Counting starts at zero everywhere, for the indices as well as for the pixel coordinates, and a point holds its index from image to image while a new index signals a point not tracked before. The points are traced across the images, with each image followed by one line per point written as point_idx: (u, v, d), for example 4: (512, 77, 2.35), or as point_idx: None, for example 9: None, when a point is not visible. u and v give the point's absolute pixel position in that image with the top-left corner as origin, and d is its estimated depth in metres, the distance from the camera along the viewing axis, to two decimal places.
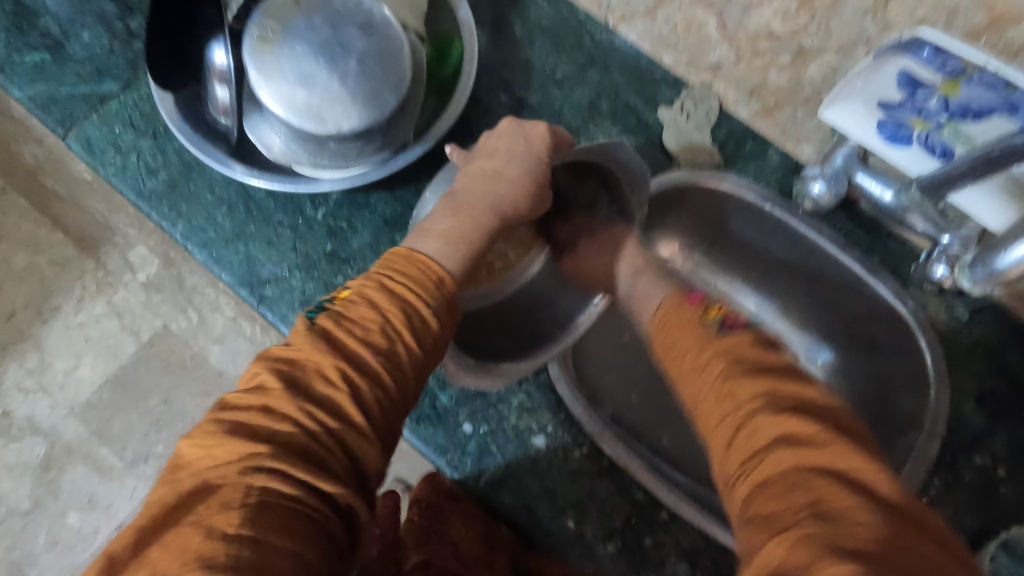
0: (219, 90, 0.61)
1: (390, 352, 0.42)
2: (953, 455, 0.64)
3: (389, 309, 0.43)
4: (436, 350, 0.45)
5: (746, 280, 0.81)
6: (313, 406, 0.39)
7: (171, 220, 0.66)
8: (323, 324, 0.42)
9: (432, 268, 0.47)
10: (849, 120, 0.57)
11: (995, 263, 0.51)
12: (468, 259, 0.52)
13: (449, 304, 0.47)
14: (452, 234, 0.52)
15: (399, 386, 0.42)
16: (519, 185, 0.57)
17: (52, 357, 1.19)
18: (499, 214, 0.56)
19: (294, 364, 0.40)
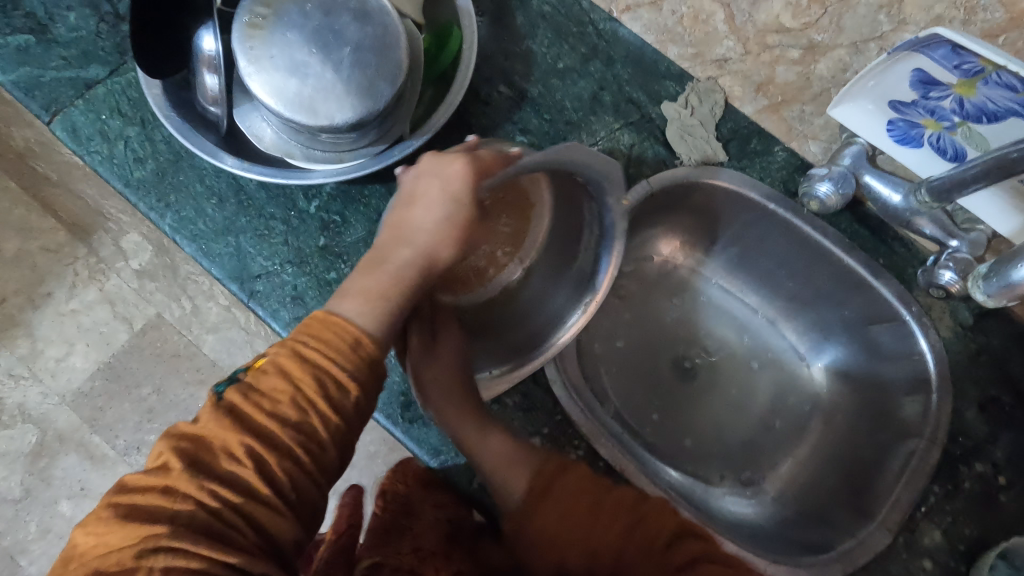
0: (208, 78, 0.58)
1: (299, 425, 0.40)
2: (953, 462, 0.63)
3: (300, 377, 0.41)
4: (361, 416, 0.43)
5: (747, 279, 0.80)
6: (216, 490, 0.37)
7: (159, 211, 0.64)
8: (231, 400, 0.40)
9: (347, 330, 0.44)
10: (857, 119, 0.59)
11: (1012, 275, 0.52)
12: (387, 317, 0.46)
13: (370, 366, 0.44)
14: (374, 290, 0.48)
15: (313, 461, 0.40)
16: (444, 225, 0.51)
17: (43, 344, 1.17)
18: (425, 259, 0.51)
19: (197, 442, 0.39)
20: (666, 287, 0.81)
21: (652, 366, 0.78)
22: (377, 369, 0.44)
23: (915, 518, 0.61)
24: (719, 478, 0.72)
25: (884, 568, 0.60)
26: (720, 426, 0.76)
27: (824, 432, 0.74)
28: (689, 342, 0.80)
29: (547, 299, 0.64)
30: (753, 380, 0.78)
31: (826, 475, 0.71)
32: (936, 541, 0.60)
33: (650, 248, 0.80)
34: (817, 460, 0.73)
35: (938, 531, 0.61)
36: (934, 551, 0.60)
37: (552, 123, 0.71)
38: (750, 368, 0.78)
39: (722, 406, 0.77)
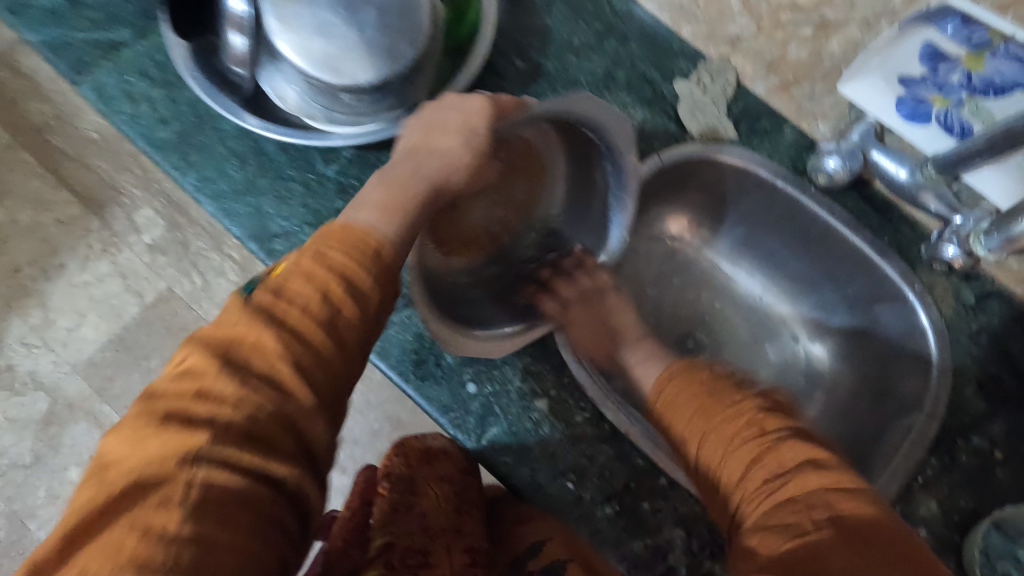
0: (233, 38, 0.57)
1: (313, 338, 0.39)
2: (950, 437, 0.64)
3: (326, 266, 0.41)
4: (380, 316, 0.43)
5: (754, 260, 0.81)
6: (239, 396, 0.36)
7: (182, 170, 0.66)
8: (251, 300, 0.39)
9: (370, 236, 0.44)
10: (868, 94, 0.58)
11: (1010, 230, 0.52)
12: (409, 226, 0.48)
13: (388, 271, 0.44)
14: (387, 201, 0.49)
15: (343, 362, 0.41)
16: (466, 150, 0.54)
17: (55, 314, 1.19)
18: (430, 181, 0.53)
19: (224, 345, 0.38)
20: (674, 267, 0.83)
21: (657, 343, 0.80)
22: (394, 274, 0.44)
23: (911, 488, 0.63)
24: None
25: None
26: None
27: (825, 408, 0.76)
28: (695, 319, 0.81)
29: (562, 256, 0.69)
30: (756, 358, 0.79)
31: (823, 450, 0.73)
32: (931, 511, 0.62)
33: (659, 227, 0.82)
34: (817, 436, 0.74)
35: (933, 503, 0.62)
36: (930, 521, 0.62)
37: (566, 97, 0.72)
38: (754, 346, 0.80)
39: None
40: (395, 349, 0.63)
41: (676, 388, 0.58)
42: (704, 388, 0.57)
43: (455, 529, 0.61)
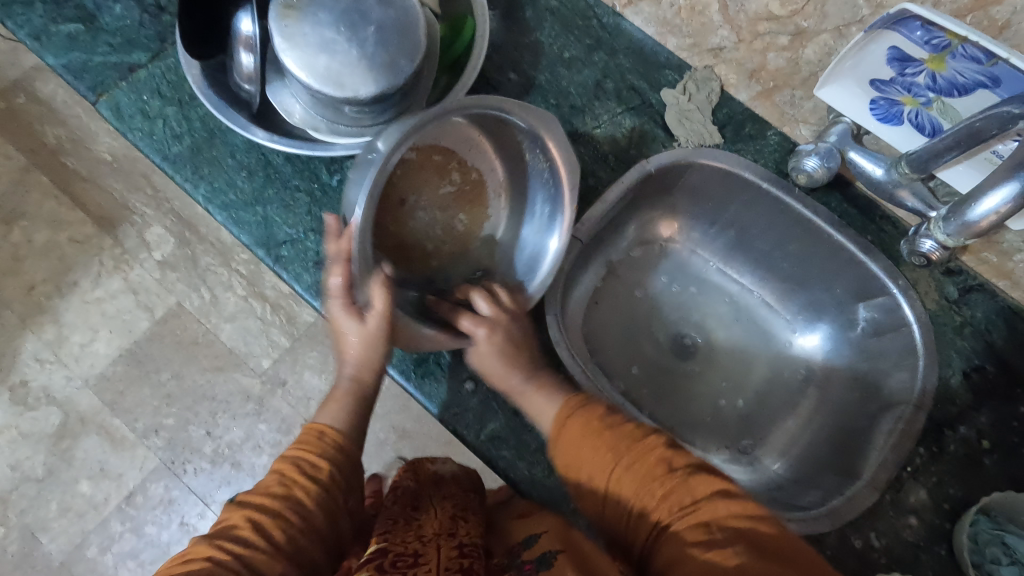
0: (243, 56, 0.63)
1: (294, 486, 0.47)
2: (938, 427, 0.66)
3: (301, 456, 0.50)
4: (347, 492, 0.50)
5: (744, 262, 0.83)
6: (248, 516, 0.44)
7: (194, 182, 0.69)
8: (239, 495, 0.47)
9: (321, 428, 0.53)
10: (843, 99, 0.63)
11: (966, 216, 0.55)
12: (354, 411, 0.57)
13: (348, 458, 0.52)
14: (335, 401, 0.57)
15: (308, 535, 0.46)
16: (362, 339, 0.58)
17: (68, 331, 1.22)
18: (354, 386, 0.59)
19: (215, 532, 0.43)
20: (667, 270, 0.85)
21: (651, 344, 0.82)
22: (352, 457, 0.52)
23: (901, 477, 0.64)
24: (714, 446, 0.76)
25: (871, 525, 0.63)
26: (717, 400, 0.79)
27: (817, 403, 0.78)
28: (689, 320, 0.83)
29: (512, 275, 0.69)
30: (749, 356, 0.81)
31: (816, 446, 0.74)
32: (921, 499, 0.63)
33: (652, 231, 0.84)
34: (810, 432, 0.76)
35: (923, 491, 0.64)
36: (920, 510, 0.63)
37: (558, 108, 0.75)
38: (747, 345, 0.82)
39: (720, 381, 0.80)
40: (397, 350, 0.66)
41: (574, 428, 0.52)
42: (596, 424, 0.51)
43: (447, 532, 0.52)
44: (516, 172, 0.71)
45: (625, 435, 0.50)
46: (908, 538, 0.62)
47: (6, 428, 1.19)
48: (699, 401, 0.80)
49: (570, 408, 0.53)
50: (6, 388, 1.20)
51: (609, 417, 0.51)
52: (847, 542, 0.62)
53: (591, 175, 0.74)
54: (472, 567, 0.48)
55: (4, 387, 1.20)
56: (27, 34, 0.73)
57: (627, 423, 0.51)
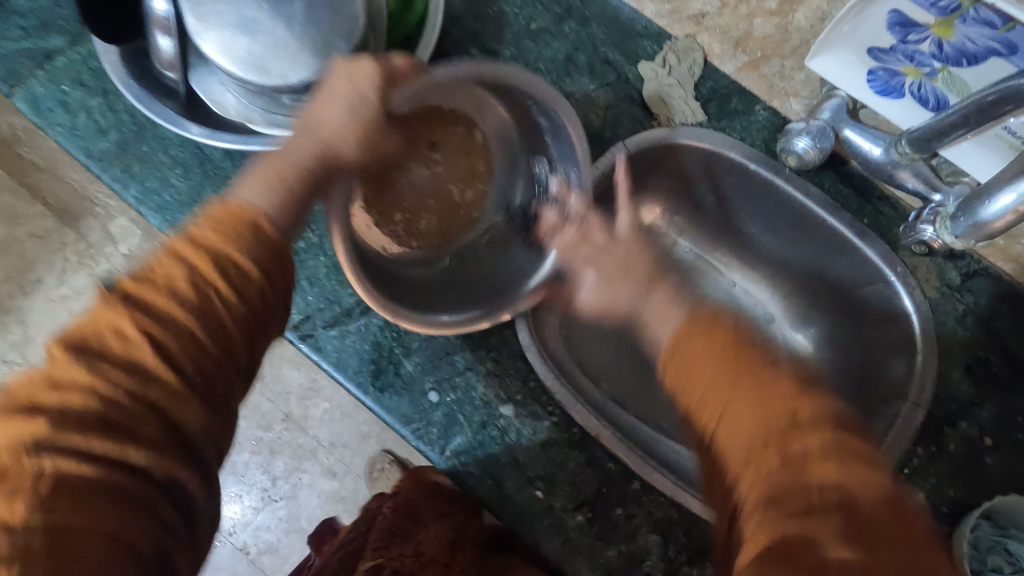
0: (161, 40, 0.54)
1: (200, 306, 0.37)
2: (938, 424, 0.62)
3: (204, 236, 0.39)
4: (269, 308, 0.41)
5: (732, 247, 0.78)
6: (139, 330, 0.36)
7: (123, 182, 0.63)
8: (123, 288, 0.37)
9: (250, 213, 0.41)
10: (835, 69, 0.55)
11: (979, 214, 0.49)
12: (292, 193, 0.44)
13: (275, 252, 0.41)
14: (274, 175, 0.45)
15: (221, 352, 0.38)
16: (352, 125, 0.49)
17: (38, 331, 1.13)
18: (330, 151, 0.48)
19: (89, 336, 0.36)
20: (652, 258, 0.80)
21: (635, 337, 0.78)
22: (284, 257, 0.42)
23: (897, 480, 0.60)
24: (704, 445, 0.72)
25: None
26: None
27: None
28: None
29: (520, 255, 0.70)
30: None
31: None
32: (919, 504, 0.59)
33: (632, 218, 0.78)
34: None
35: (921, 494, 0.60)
36: None
37: None
38: None
39: None
40: (353, 360, 0.61)
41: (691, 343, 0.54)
42: (722, 339, 0.53)
43: (444, 562, 0.59)
44: (526, 195, 0.71)
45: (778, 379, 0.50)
46: None
47: None
48: None
49: (688, 328, 0.55)
50: None
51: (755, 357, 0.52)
52: None
53: None
54: None
55: None
56: None
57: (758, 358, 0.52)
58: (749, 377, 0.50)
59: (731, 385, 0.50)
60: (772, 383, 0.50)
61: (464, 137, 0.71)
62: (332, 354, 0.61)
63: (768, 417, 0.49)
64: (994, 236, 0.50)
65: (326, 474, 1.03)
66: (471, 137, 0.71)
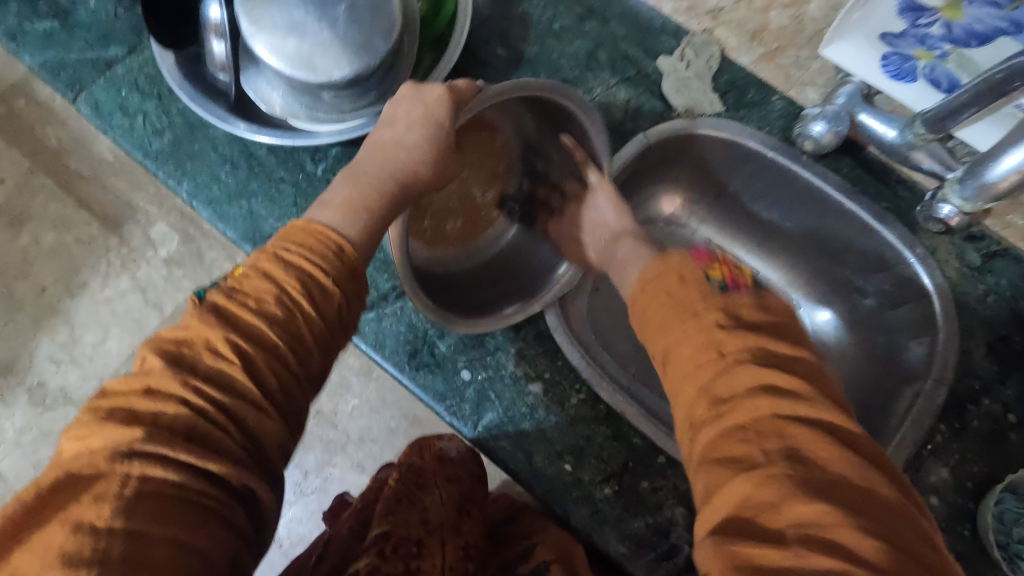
0: (214, 44, 0.60)
1: (287, 325, 0.39)
2: (960, 402, 0.62)
3: (292, 256, 0.41)
4: (343, 330, 0.43)
5: (752, 235, 0.80)
6: (232, 344, 0.37)
7: (177, 179, 0.68)
8: (214, 302, 0.38)
9: (331, 237, 0.44)
10: (849, 55, 0.58)
11: (985, 177, 0.52)
12: (372, 224, 0.47)
13: (352, 274, 0.44)
14: (353, 202, 0.48)
15: (301, 367, 0.40)
16: (418, 151, 0.51)
17: (81, 330, 1.13)
18: (407, 177, 0.51)
19: (182, 346, 0.37)
20: (673, 247, 0.82)
21: None
22: (359, 281, 0.44)
23: (920, 456, 0.61)
24: None
25: None
26: None
27: (833, 379, 0.75)
28: None
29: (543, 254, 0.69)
30: None
31: None
32: (942, 479, 0.60)
33: (653, 209, 0.81)
34: None
35: (945, 470, 0.61)
36: (941, 489, 0.60)
37: (549, 82, 0.72)
38: None
39: None
40: (390, 340, 0.64)
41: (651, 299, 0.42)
42: (680, 278, 0.41)
43: (452, 526, 0.51)
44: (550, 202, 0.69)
45: (714, 298, 0.39)
46: (929, 519, 0.59)
47: (27, 429, 1.12)
48: None
49: (646, 275, 0.44)
50: (25, 390, 1.12)
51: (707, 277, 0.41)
52: None
53: None
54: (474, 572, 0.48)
55: (22, 388, 1.13)
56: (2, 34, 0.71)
57: (701, 281, 0.41)
58: (701, 311, 0.39)
59: (695, 331, 0.39)
60: (735, 344, 0.37)
61: (489, 140, 0.63)
62: (371, 334, 0.65)
63: (683, 381, 0.38)
64: (1002, 197, 0.53)
65: (356, 468, 1.05)
66: (496, 139, 0.64)
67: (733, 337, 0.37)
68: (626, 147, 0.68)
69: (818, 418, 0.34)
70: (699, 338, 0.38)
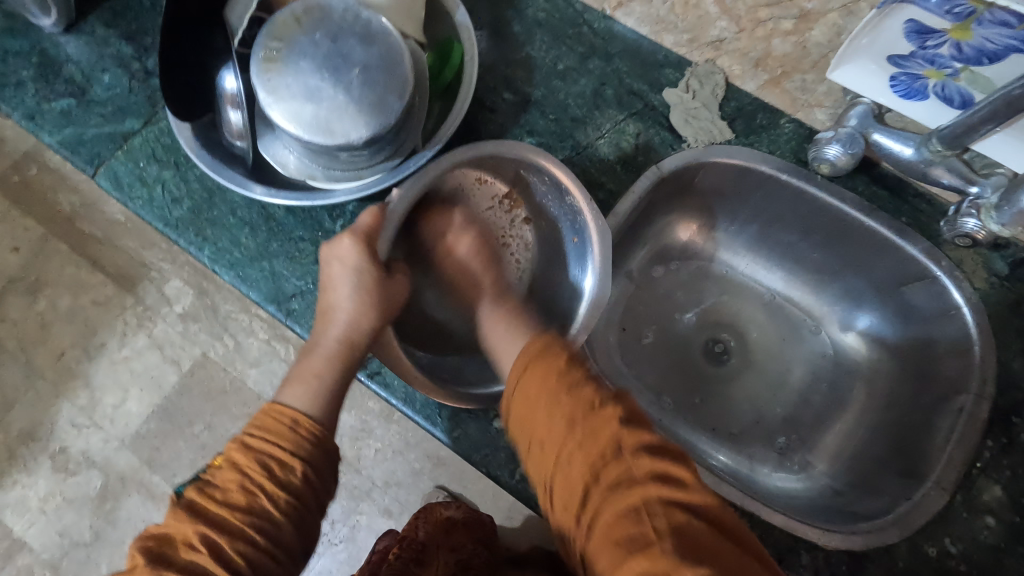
0: (231, 114, 0.63)
1: (250, 507, 0.42)
2: (1006, 416, 0.61)
3: (258, 439, 0.45)
4: (318, 493, 0.45)
5: (770, 257, 0.79)
6: (201, 537, 0.40)
7: (197, 245, 0.68)
8: (189, 498, 0.42)
9: (288, 415, 0.47)
10: (859, 79, 0.60)
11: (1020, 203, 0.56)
12: (319, 390, 0.51)
13: (318, 444, 0.46)
14: (311, 372, 0.52)
15: (272, 545, 0.41)
16: (359, 295, 0.55)
17: (101, 393, 1.12)
18: (351, 330, 0.55)
19: (164, 539, 0.41)
20: (691, 274, 0.82)
21: (683, 350, 0.79)
22: (328, 447, 0.47)
23: (972, 475, 0.59)
24: (760, 455, 0.73)
25: (944, 530, 0.58)
26: (757, 407, 0.76)
27: (867, 398, 0.74)
28: (719, 323, 0.80)
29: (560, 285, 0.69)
30: (792, 356, 0.78)
31: (873, 442, 0.70)
32: (996, 497, 0.58)
33: (669, 236, 0.80)
34: (863, 430, 0.72)
35: (997, 488, 0.59)
36: (996, 508, 0.58)
37: (558, 122, 0.73)
38: (782, 342, 0.79)
39: (760, 387, 0.77)
40: (419, 394, 0.63)
41: (528, 378, 0.44)
42: (546, 374, 0.44)
43: None
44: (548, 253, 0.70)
45: (586, 397, 0.42)
46: (988, 541, 0.57)
47: (51, 496, 1.10)
48: (739, 410, 0.76)
49: (525, 359, 0.45)
50: (47, 457, 1.11)
51: (567, 372, 0.44)
52: (919, 550, 0.58)
53: (600, 187, 0.71)
54: None
55: (44, 455, 1.11)
56: (21, 115, 0.73)
57: (585, 384, 0.43)
58: (563, 421, 0.42)
59: (579, 452, 0.41)
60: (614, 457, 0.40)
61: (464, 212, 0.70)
62: (400, 389, 0.63)
63: (565, 480, 0.41)
64: None
65: (383, 514, 1.00)
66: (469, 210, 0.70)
67: (607, 433, 0.41)
68: (621, 202, 0.69)
69: (683, 498, 0.38)
70: (586, 464, 0.40)
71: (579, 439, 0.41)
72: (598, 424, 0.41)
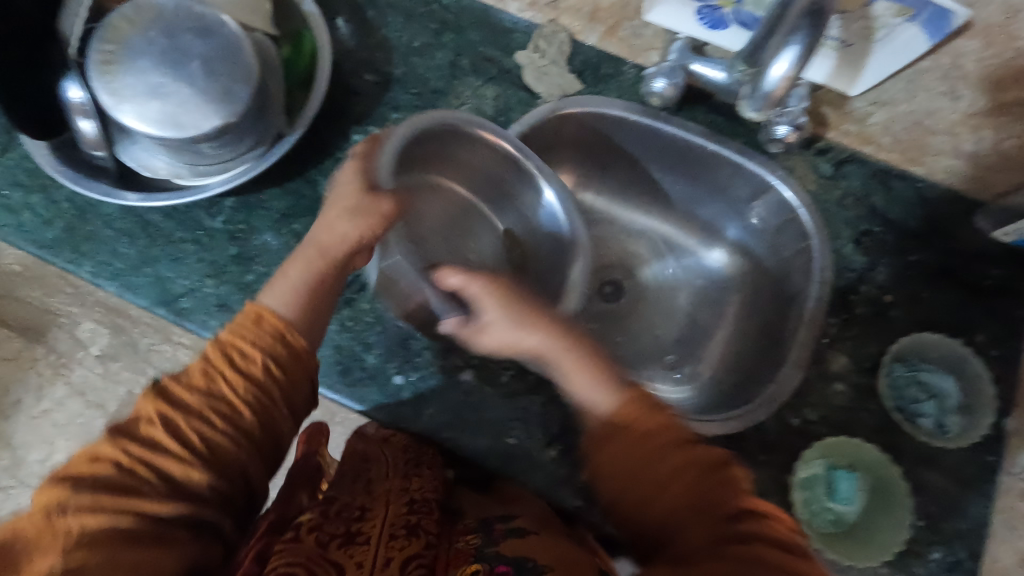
0: (82, 124, 0.62)
1: (214, 393, 0.45)
2: (844, 295, 0.70)
3: (230, 338, 0.47)
4: (285, 391, 0.47)
5: (644, 196, 0.86)
6: (161, 415, 0.43)
7: (76, 262, 0.68)
8: (161, 382, 0.45)
9: (260, 317, 0.49)
10: (671, 15, 0.71)
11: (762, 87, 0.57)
12: (304, 294, 0.53)
13: (289, 350, 0.48)
14: (290, 284, 0.54)
15: (232, 432, 0.44)
16: (350, 219, 0.56)
17: (24, 450, 1.05)
18: (330, 252, 0.56)
19: (129, 418, 0.44)
20: None
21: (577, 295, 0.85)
22: (301, 355, 0.49)
23: (821, 349, 0.68)
24: (657, 375, 0.80)
25: (804, 402, 0.66)
26: (649, 333, 0.83)
27: (740, 305, 0.81)
28: (607, 263, 0.86)
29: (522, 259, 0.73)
30: (674, 282, 0.85)
31: (749, 343, 0.78)
32: (843, 365, 0.67)
33: None
34: (740, 334, 0.80)
35: (844, 357, 0.67)
36: (844, 374, 0.67)
37: (421, 96, 0.77)
38: (664, 270, 0.86)
39: (649, 314, 0.84)
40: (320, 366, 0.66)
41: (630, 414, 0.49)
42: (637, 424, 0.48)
43: (401, 489, 0.57)
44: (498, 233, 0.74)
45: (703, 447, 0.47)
46: (841, 403, 0.66)
47: None
48: (634, 339, 0.83)
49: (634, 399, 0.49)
50: None
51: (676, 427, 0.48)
52: (786, 422, 0.65)
53: None
54: (418, 529, 0.51)
55: None
56: None
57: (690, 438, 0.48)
58: (682, 454, 0.46)
59: (686, 494, 0.45)
60: (728, 507, 0.44)
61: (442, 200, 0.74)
62: None
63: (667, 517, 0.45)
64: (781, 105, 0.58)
65: None
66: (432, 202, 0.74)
67: (710, 479, 0.45)
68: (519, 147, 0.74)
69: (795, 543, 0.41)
70: (694, 506, 0.44)
71: (694, 476, 0.45)
72: (719, 462, 0.46)
